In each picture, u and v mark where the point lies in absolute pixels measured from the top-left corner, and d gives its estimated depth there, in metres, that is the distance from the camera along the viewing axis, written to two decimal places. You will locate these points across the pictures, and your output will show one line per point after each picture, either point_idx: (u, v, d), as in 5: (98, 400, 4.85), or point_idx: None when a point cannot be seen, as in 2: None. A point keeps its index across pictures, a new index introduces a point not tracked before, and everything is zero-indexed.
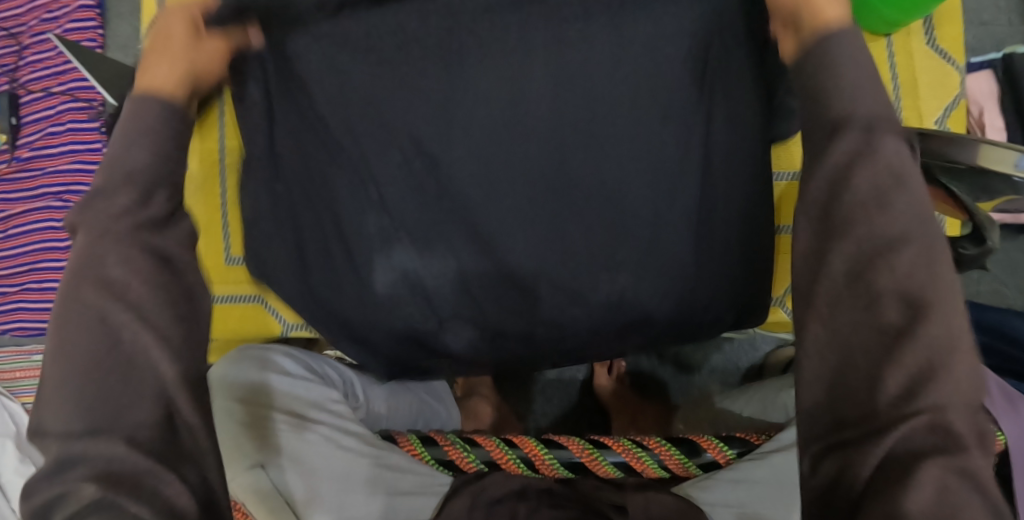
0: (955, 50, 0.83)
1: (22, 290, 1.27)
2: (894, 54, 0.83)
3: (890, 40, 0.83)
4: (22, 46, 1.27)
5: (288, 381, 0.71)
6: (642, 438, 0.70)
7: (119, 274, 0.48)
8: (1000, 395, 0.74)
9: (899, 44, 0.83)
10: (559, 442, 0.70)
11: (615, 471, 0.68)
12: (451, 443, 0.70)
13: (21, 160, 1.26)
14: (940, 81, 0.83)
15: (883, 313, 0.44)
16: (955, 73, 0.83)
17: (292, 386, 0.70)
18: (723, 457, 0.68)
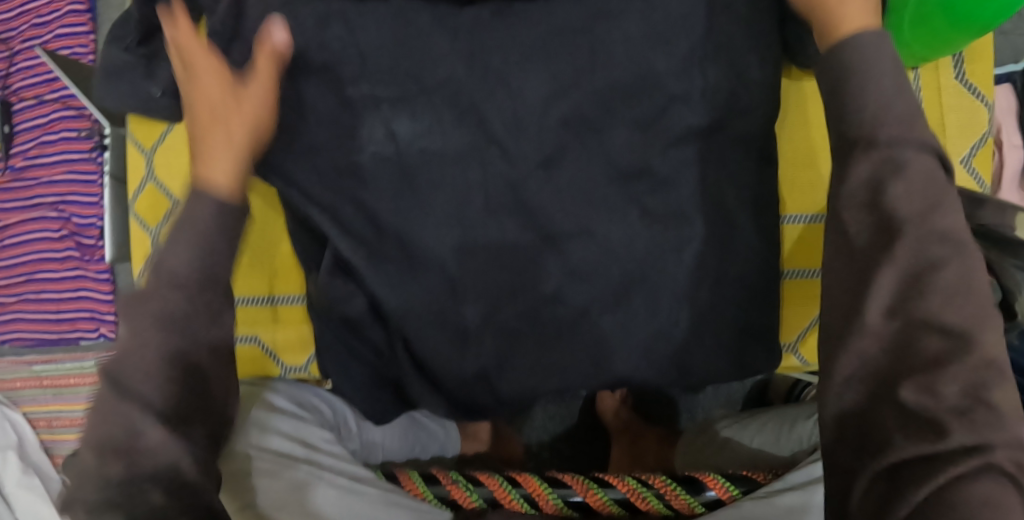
0: (984, 85, 0.78)
1: (21, 300, 1.26)
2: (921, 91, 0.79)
3: (918, 74, 0.78)
4: (13, 52, 1.24)
5: (285, 423, 0.70)
6: (647, 476, 0.69)
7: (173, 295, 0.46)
8: None
9: (927, 79, 0.78)
10: (563, 480, 0.69)
11: (617, 510, 0.67)
12: (453, 481, 0.69)
13: (16, 169, 1.24)
14: (966, 118, 0.79)
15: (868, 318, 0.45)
16: (985, 110, 0.78)
17: (289, 427, 0.70)
18: (727, 495, 0.67)
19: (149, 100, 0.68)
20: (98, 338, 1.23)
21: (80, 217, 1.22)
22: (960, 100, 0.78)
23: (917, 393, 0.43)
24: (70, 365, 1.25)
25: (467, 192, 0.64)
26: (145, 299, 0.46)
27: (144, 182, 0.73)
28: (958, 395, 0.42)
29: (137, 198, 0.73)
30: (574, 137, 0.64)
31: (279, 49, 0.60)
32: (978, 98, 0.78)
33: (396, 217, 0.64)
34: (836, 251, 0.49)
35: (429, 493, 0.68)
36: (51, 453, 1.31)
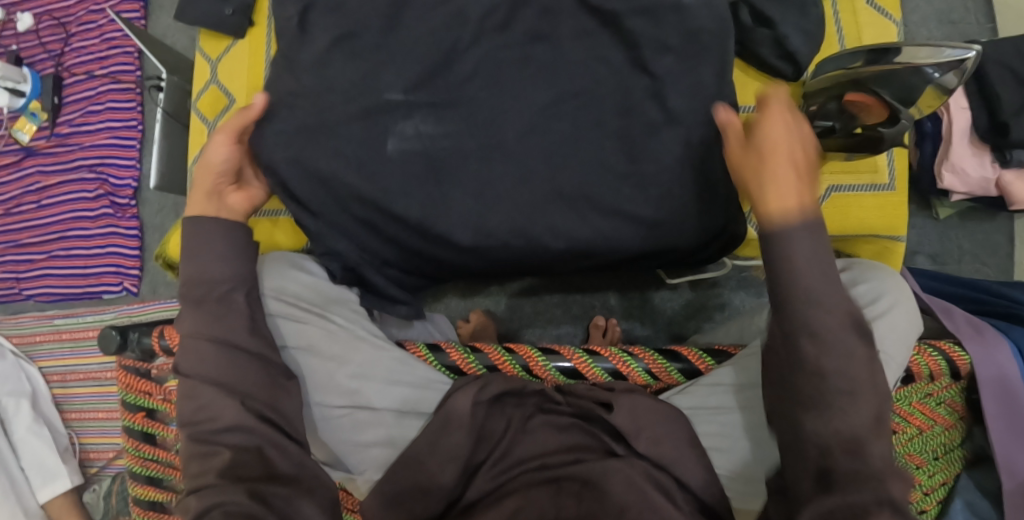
0: (891, 5, 0.81)
1: (50, 257, 1.34)
2: (838, 12, 0.81)
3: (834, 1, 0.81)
4: (69, 34, 1.37)
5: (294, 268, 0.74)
6: (630, 346, 0.75)
7: (208, 371, 0.67)
8: (965, 324, 0.79)
9: (843, 3, 0.81)
10: (555, 349, 0.75)
11: (604, 375, 0.74)
12: (454, 348, 0.75)
13: (60, 136, 1.35)
14: (882, 36, 0.80)
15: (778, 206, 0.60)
16: (894, 26, 0.80)
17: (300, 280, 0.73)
18: (703, 365, 0.74)
19: (222, 18, 0.84)
20: (122, 292, 1.32)
21: (117, 178, 1.32)
22: (871, 18, 0.80)
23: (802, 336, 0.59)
24: (90, 319, 1.32)
25: (483, 90, 0.76)
26: (209, 402, 0.66)
27: (207, 82, 0.87)
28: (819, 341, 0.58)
29: (200, 96, 0.87)
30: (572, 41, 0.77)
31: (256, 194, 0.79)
32: (887, 16, 0.80)
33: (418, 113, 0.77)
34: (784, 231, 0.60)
35: (434, 359, 0.74)
36: (61, 407, 1.36)
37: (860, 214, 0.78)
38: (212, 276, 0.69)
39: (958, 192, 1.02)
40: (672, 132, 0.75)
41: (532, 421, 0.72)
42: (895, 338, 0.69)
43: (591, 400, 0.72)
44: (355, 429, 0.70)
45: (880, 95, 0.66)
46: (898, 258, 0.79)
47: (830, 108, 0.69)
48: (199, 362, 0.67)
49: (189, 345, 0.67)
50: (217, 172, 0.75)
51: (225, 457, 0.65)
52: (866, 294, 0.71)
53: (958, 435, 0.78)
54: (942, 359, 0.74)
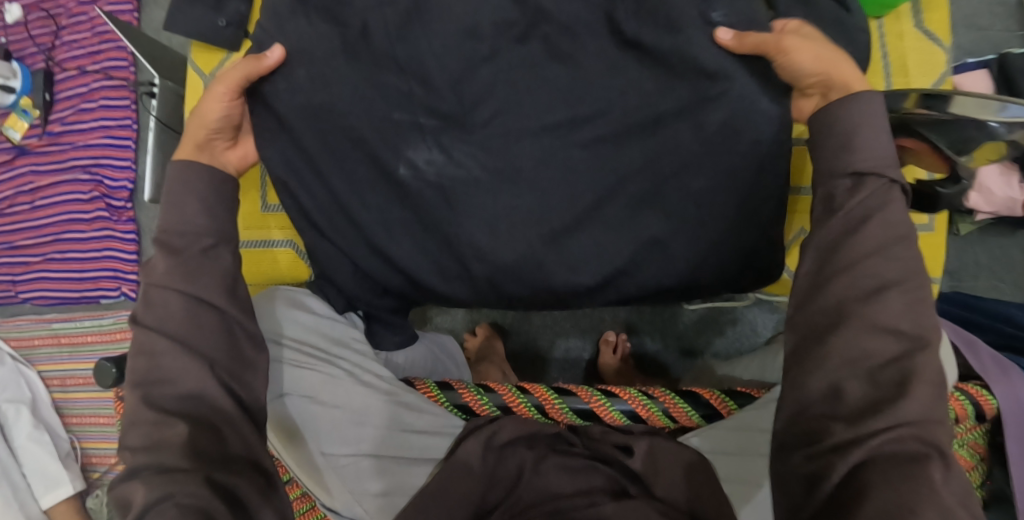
0: (941, 30, 0.76)
1: (46, 260, 1.31)
2: (884, 37, 0.77)
3: (880, 23, 0.77)
4: (60, 26, 1.31)
5: (292, 308, 0.70)
6: (648, 387, 0.72)
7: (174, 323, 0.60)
8: (992, 364, 0.76)
9: (889, 26, 0.77)
10: (570, 389, 0.73)
11: (622, 419, 0.71)
12: (466, 388, 0.73)
13: (53, 135, 1.31)
14: (929, 65, 0.76)
15: (835, 200, 0.59)
16: (942, 53, 0.76)
17: (301, 319, 0.70)
18: (725, 408, 0.71)
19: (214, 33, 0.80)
20: (119, 297, 1.29)
21: (112, 180, 1.28)
22: (917, 42, 0.76)
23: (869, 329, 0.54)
24: (88, 324, 1.30)
25: (495, 116, 0.72)
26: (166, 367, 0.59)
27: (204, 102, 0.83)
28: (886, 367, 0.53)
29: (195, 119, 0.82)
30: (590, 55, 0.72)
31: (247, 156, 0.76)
32: (934, 41, 0.76)
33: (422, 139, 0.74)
34: (858, 223, 0.57)
35: (444, 399, 0.72)
36: (61, 411, 1.34)
37: None
38: (199, 231, 0.63)
39: (983, 212, 0.98)
40: (693, 162, 0.71)
41: (546, 462, 0.69)
42: None
43: (607, 444, 0.70)
44: (358, 482, 0.65)
45: (929, 141, 0.64)
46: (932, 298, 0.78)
47: None
48: (166, 306, 0.60)
49: (154, 297, 0.61)
50: (211, 125, 0.71)
51: (175, 428, 0.57)
52: None
53: (978, 476, 0.76)
54: (968, 403, 0.72)
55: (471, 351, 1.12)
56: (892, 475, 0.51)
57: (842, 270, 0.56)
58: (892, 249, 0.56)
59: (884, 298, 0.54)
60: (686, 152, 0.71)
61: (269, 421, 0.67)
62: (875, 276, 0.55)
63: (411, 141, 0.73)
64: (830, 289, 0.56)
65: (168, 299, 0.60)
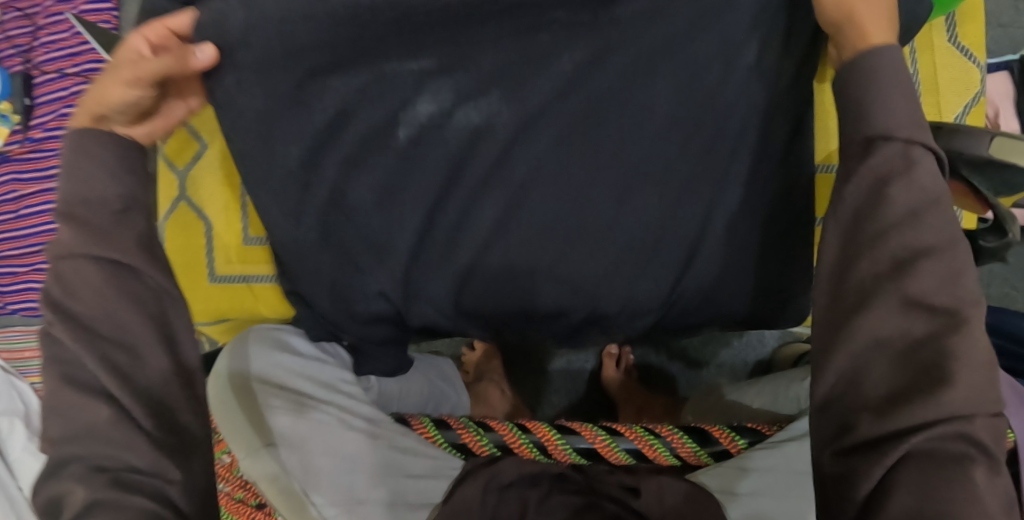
0: (975, 46, 0.78)
1: (34, 270, 1.27)
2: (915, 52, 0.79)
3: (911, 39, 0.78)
4: (37, 27, 1.26)
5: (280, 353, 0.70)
6: (653, 424, 0.71)
7: (96, 296, 0.52)
8: (1008, 391, 0.74)
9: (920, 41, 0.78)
10: (573, 428, 0.71)
11: (627, 458, 0.69)
12: (464, 426, 0.71)
13: (35, 141, 1.26)
14: (961, 80, 0.78)
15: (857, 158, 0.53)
16: (976, 70, 0.78)
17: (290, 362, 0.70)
18: (733, 447, 0.69)
19: None
20: None
21: None
22: (953, 61, 0.78)
23: (900, 314, 0.50)
24: None
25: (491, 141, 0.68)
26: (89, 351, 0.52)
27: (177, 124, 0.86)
28: (926, 354, 0.49)
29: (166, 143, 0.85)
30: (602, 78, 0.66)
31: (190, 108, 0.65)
32: (969, 59, 0.78)
33: (413, 130, 0.68)
34: (879, 189, 0.52)
35: (441, 438, 0.70)
36: None
37: None
38: (104, 196, 0.54)
39: None
40: None
41: (551, 501, 0.64)
42: None
43: (613, 484, 0.66)
44: None
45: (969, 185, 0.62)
46: None
47: None
48: (81, 273, 0.52)
49: (61, 272, 0.53)
50: (110, 103, 0.56)
51: (98, 413, 0.50)
52: None
53: None
54: None
55: (469, 367, 1.09)
56: (928, 478, 0.47)
57: (863, 246, 0.52)
58: (925, 216, 0.51)
59: (916, 270, 0.50)
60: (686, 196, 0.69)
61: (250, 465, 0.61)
62: (908, 239, 0.50)
63: (398, 168, 0.69)
64: (852, 276, 0.52)
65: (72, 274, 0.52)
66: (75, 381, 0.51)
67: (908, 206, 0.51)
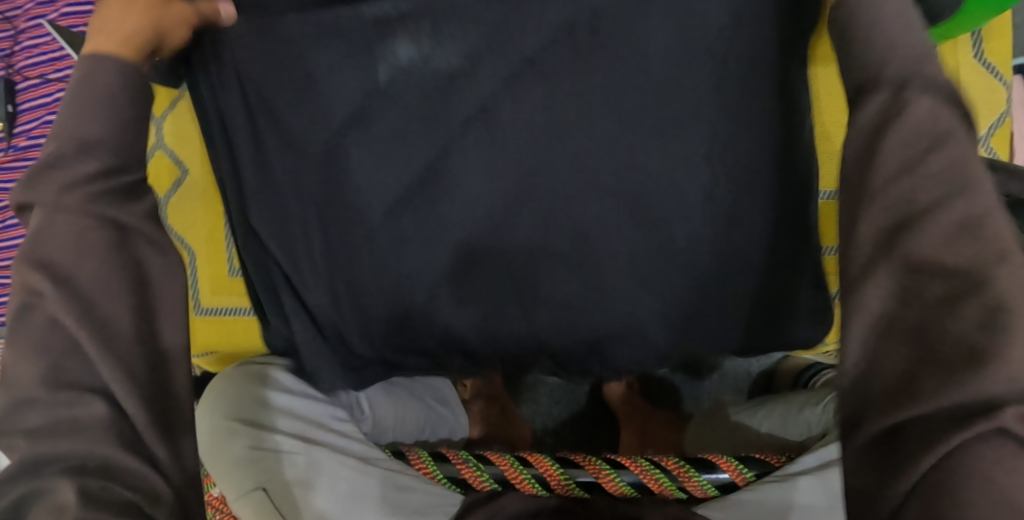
0: (1003, 64, 0.74)
1: None
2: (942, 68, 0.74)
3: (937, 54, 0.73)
4: (17, 31, 1.22)
5: (273, 389, 0.68)
6: (660, 458, 0.69)
7: (65, 258, 0.44)
8: None
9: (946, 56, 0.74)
10: (574, 462, 0.69)
11: (631, 491, 0.67)
12: (463, 460, 0.69)
13: (19, 149, 1.21)
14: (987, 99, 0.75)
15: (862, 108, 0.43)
16: (1002, 90, 0.75)
17: (284, 400, 0.67)
18: (741, 478, 0.66)
19: None
20: None
21: None
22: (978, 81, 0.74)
23: (912, 282, 0.39)
24: None
25: None
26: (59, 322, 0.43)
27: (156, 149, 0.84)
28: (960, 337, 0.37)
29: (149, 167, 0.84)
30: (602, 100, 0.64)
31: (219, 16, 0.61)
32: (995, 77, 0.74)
33: (394, 74, 0.62)
34: (881, 126, 0.42)
35: (439, 471, 0.68)
36: None
37: None
38: (91, 137, 0.46)
39: None
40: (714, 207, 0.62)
41: None
42: None
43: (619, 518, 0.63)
44: None
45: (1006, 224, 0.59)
46: None
47: None
48: (53, 222, 0.44)
49: (53, 223, 0.44)
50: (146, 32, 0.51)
51: (94, 409, 0.43)
52: None
53: None
54: None
55: (467, 377, 1.05)
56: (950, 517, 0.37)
57: (854, 217, 0.42)
58: (923, 163, 0.40)
59: (924, 225, 0.39)
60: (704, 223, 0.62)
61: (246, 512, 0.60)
62: (923, 193, 0.40)
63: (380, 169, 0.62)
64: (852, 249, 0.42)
65: (62, 224, 0.44)
66: (63, 378, 0.43)
67: (902, 154, 0.41)
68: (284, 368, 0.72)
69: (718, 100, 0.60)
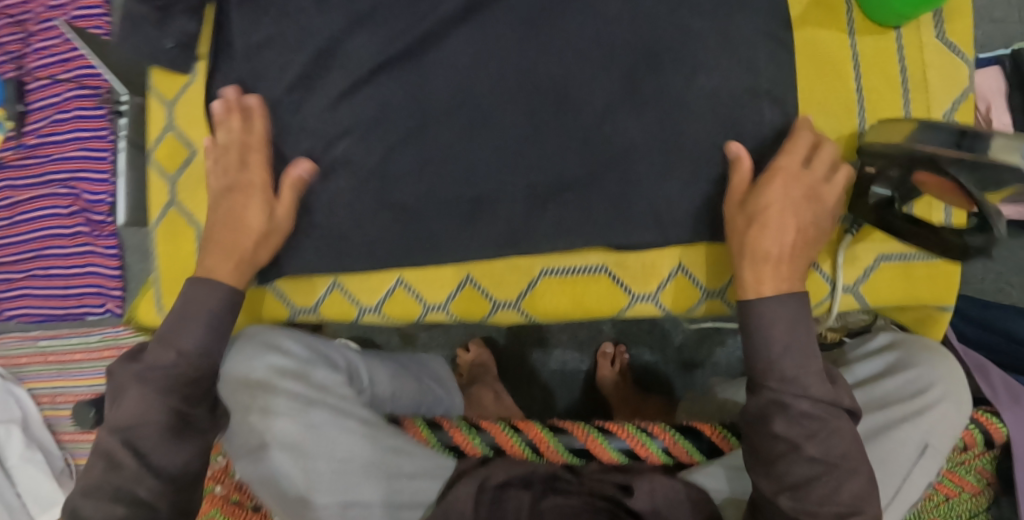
0: (965, 42, 0.68)
1: (29, 277, 1.27)
2: (902, 49, 0.68)
3: (899, 33, 0.68)
4: (28, 33, 1.25)
5: (269, 353, 0.67)
6: (646, 423, 0.70)
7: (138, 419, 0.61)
8: (1003, 389, 0.74)
9: (908, 36, 0.68)
10: (564, 427, 0.71)
11: (619, 456, 0.69)
12: (457, 428, 0.71)
13: (27, 147, 1.26)
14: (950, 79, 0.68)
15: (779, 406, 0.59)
16: (965, 68, 0.68)
17: (281, 363, 0.67)
18: (725, 443, 0.68)
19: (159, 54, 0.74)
20: (105, 313, 1.26)
21: (91, 194, 1.24)
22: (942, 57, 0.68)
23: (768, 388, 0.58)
24: (76, 341, 1.27)
25: (475, 139, 0.68)
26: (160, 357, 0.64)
27: (163, 131, 0.77)
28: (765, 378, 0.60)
29: (156, 147, 0.78)
30: (597, 91, 0.67)
31: (302, 178, 0.68)
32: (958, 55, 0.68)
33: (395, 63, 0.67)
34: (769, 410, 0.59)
35: (434, 439, 0.70)
36: (54, 429, 1.32)
37: (907, 286, 0.66)
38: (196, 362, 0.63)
39: None
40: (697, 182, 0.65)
41: (542, 505, 0.64)
42: (941, 431, 0.61)
43: (607, 482, 0.66)
44: None
45: (952, 178, 0.54)
46: (942, 329, 0.69)
47: (894, 176, 0.59)
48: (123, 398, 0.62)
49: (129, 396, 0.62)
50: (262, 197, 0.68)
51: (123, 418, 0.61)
52: (913, 381, 0.63)
53: (984, 501, 0.74)
54: (977, 430, 0.70)
55: (464, 369, 1.08)
56: None
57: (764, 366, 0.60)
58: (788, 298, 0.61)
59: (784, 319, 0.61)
60: (684, 204, 0.67)
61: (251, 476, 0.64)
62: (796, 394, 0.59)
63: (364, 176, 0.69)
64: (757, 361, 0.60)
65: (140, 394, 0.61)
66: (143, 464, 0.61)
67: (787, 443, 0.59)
68: (281, 328, 0.71)
69: (708, 146, 0.66)
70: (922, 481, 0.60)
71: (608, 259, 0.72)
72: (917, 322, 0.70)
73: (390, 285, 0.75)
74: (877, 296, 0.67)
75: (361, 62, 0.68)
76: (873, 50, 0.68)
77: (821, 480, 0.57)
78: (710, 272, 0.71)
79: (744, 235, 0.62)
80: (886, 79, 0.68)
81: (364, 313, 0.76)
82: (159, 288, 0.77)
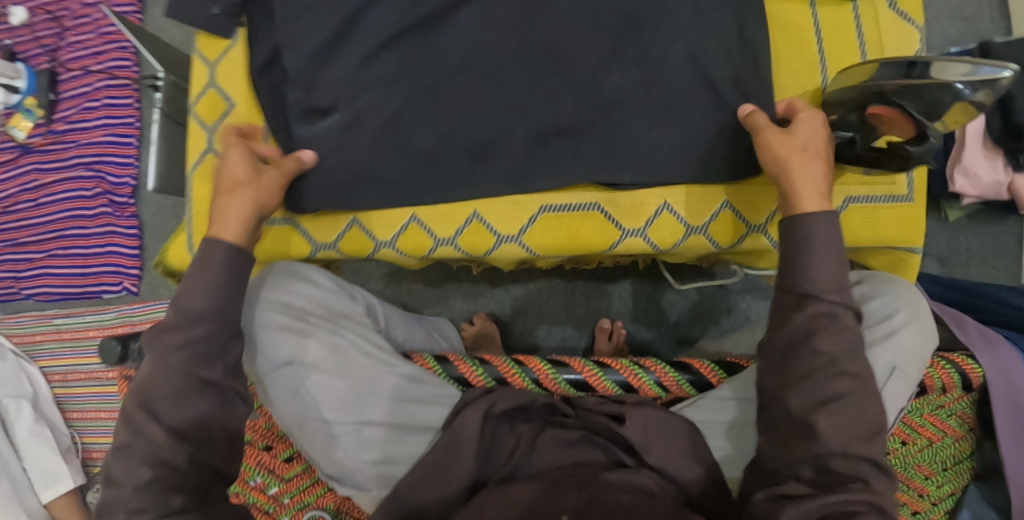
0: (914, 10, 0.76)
1: (50, 256, 1.32)
2: (859, 17, 0.76)
3: (855, 3, 0.76)
4: (64, 28, 1.34)
5: (296, 282, 0.72)
6: (640, 359, 0.74)
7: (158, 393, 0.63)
8: (978, 336, 0.79)
9: (864, 6, 0.76)
10: (564, 361, 0.74)
11: (614, 389, 0.73)
12: (463, 360, 0.75)
13: (56, 133, 1.33)
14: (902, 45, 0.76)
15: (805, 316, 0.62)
16: (916, 33, 0.76)
17: (307, 292, 0.72)
18: (714, 377, 0.73)
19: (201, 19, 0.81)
20: (121, 291, 1.31)
21: (115, 177, 1.31)
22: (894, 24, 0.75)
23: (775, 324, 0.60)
24: (91, 319, 1.31)
25: (487, 93, 0.75)
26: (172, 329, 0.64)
27: (205, 87, 0.84)
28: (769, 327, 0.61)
29: (197, 101, 0.84)
30: (599, 51, 0.74)
31: (302, 161, 0.74)
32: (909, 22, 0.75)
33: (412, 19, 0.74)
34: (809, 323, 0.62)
35: (441, 371, 0.74)
36: (63, 407, 1.34)
37: (876, 228, 0.74)
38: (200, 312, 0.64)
39: (970, 196, 0.97)
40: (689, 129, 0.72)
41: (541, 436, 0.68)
42: (909, 354, 0.66)
43: (601, 413, 0.70)
44: (359, 450, 0.66)
45: (902, 107, 0.65)
46: (913, 269, 0.77)
47: (852, 119, 0.68)
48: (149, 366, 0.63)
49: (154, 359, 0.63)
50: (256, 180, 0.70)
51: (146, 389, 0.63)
52: (879, 311, 0.68)
53: (967, 446, 0.77)
54: (954, 371, 0.74)
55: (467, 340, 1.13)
56: None
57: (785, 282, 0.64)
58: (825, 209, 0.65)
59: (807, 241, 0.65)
60: (677, 153, 0.73)
61: (275, 395, 0.68)
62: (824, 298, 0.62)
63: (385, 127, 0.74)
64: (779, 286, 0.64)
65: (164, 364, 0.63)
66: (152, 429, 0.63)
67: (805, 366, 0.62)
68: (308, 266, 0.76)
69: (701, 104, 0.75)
70: (893, 401, 0.65)
71: (600, 197, 0.78)
72: (891, 265, 0.78)
73: (404, 221, 0.80)
74: (852, 236, 0.74)
75: (384, 25, 0.74)
76: (832, 19, 0.76)
77: (805, 394, 0.61)
78: (696, 209, 0.77)
79: (787, 154, 0.66)
80: (844, 43, 0.75)
81: (381, 249, 0.82)
82: (189, 227, 0.83)
